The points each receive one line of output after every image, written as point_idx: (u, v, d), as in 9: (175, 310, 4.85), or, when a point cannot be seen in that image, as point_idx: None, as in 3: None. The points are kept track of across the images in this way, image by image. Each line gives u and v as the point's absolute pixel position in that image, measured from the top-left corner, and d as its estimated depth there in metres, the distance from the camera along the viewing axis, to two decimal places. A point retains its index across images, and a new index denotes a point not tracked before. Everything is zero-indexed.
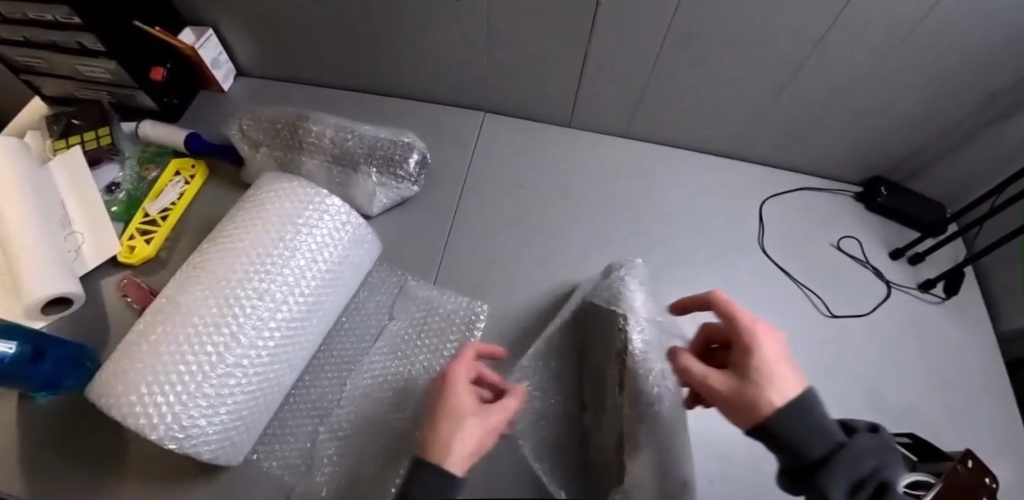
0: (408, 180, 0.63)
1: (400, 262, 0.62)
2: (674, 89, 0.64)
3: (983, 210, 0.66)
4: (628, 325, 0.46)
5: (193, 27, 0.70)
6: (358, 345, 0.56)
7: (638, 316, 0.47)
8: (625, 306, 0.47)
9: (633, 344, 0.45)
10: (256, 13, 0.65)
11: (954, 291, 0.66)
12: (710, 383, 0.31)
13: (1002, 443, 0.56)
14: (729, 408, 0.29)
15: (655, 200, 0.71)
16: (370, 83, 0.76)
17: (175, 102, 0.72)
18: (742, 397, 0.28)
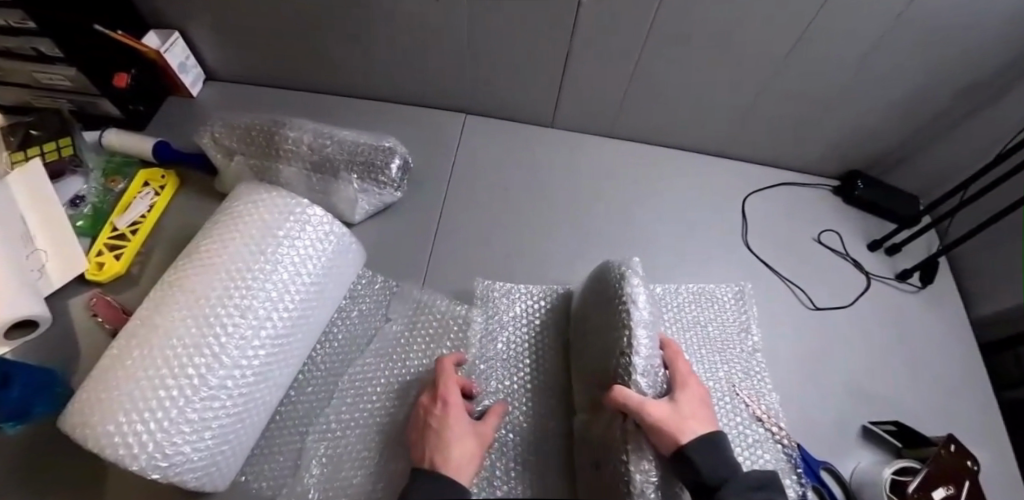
0: (392, 185, 0.60)
1: (384, 269, 0.58)
2: (658, 88, 0.64)
3: (955, 201, 0.69)
4: (630, 320, 0.41)
5: (158, 30, 0.67)
6: (343, 357, 0.53)
7: (640, 313, 0.41)
8: (626, 302, 0.42)
9: (636, 340, 0.39)
10: (225, 16, 0.63)
11: (929, 280, 0.68)
12: (648, 405, 0.35)
13: (982, 424, 0.58)
14: (659, 428, 0.34)
15: (643, 199, 0.71)
16: (348, 86, 0.74)
17: (142, 109, 0.69)
18: (677, 422, 0.35)
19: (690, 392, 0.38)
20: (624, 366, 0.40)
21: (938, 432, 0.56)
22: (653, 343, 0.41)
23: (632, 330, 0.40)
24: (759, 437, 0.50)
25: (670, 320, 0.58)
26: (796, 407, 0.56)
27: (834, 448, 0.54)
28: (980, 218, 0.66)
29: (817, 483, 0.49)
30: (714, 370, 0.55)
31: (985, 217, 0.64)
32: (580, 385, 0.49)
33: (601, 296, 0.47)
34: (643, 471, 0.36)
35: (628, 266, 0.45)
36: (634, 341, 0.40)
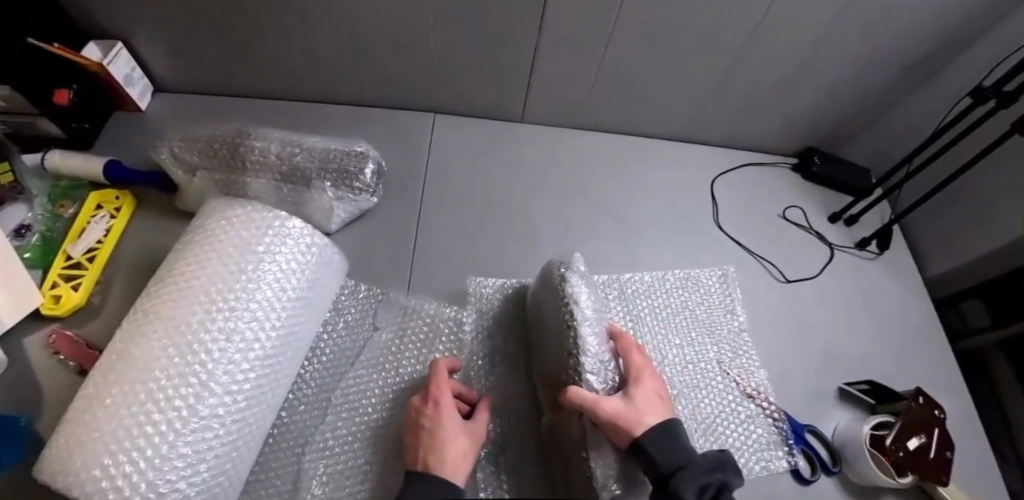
0: (367, 190, 0.57)
1: (368, 278, 0.56)
2: (626, 81, 0.65)
3: (904, 173, 0.74)
4: (575, 320, 0.45)
5: (99, 41, 0.63)
6: (334, 371, 0.51)
7: (583, 312, 0.46)
8: (569, 302, 0.46)
9: (582, 340, 0.44)
10: (173, 23, 0.59)
11: (886, 246, 0.70)
12: (603, 403, 0.39)
13: (941, 375, 0.63)
14: (613, 423, 0.38)
15: (622, 185, 0.70)
16: (310, 89, 0.70)
17: (86, 127, 0.64)
18: (632, 416, 0.38)
19: (642, 384, 0.42)
20: (574, 367, 0.44)
21: (905, 387, 0.60)
22: (600, 339, 0.45)
23: (578, 329, 0.44)
24: (751, 413, 0.54)
25: (660, 303, 0.58)
26: (783, 379, 0.58)
27: (818, 413, 0.56)
28: (926, 188, 0.71)
29: (804, 447, 0.52)
30: (704, 350, 0.56)
31: (931, 187, 0.69)
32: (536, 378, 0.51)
33: (546, 296, 0.50)
34: (603, 466, 0.41)
35: (568, 266, 0.49)
36: (581, 342, 0.44)
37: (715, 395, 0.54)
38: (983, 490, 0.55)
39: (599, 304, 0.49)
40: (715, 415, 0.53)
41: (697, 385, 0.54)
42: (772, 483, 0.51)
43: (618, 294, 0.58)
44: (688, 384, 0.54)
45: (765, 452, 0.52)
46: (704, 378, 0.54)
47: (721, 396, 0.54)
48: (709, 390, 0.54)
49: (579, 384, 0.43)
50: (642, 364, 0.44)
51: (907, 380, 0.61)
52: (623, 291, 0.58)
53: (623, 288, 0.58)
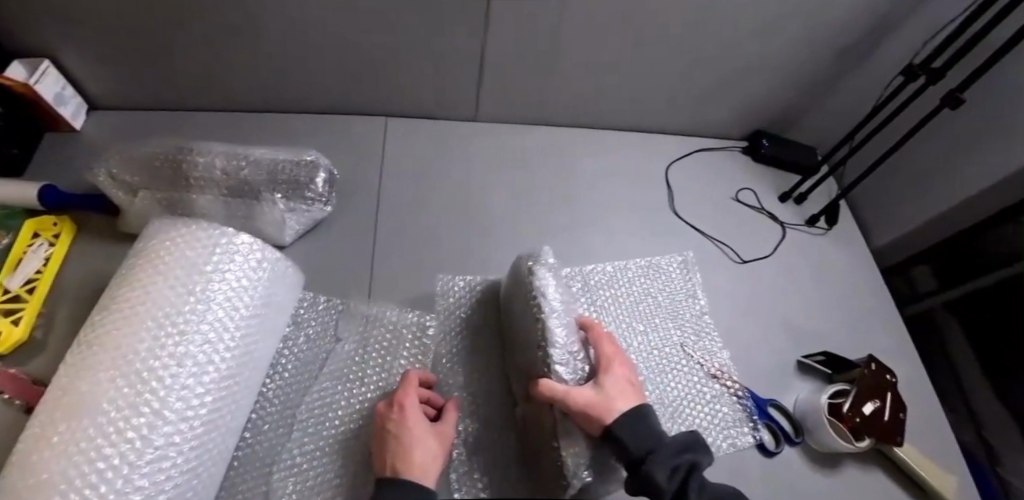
0: (320, 200, 0.56)
1: (324, 289, 0.54)
2: (577, 75, 0.66)
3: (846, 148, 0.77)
4: (544, 313, 0.45)
5: (23, 59, 0.59)
6: (297, 386, 0.50)
7: (551, 303, 0.46)
8: (537, 295, 0.46)
9: (551, 331, 0.44)
10: (100, 37, 0.56)
11: (834, 221, 0.73)
12: (574, 393, 0.39)
13: (891, 341, 0.66)
14: (585, 412, 0.39)
15: (581, 179, 0.71)
16: (255, 99, 0.68)
17: (15, 151, 0.61)
18: (604, 404, 0.39)
19: (612, 373, 0.42)
20: (545, 359, 0.44)
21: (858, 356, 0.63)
22: (568, 330, 0.45)
23: (547, 322, 0.44)
24: (715, 393, 0.55)
25: (624, 293, 0.59)
26: (742, 357, 0.60)
27: (777, 385, 0.59)
28: (867, 164, 0.74)
29: (768, 420, 0.54)
30: (669, 333, 0.58)
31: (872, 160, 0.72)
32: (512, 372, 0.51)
33: (519, 292, 0.50)
34: (575, 455, 0.41)
35: (537, 260, 0.49)
36: (550, 334, 0.44)
37: (682, 376, 0.55)
38: (933, 446, 0.59)
39: (568, 296, 0.49)
40: (677, 400, 0.54)
41: (664, 368, 0.55)
42: (741, 460, 0.53)
43: (583, 287, 0.58)
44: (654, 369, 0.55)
45: (730, 429, 0.54)
46: (669, 362, 0.56)
47: (687, 378, 0.55)
48: (675, 372, 0.55)
49: (549, 375, 0.43)
50: (612, 354, 0.45)
51: (860, 349, 0.64)
52: (586, 283, 0.58)
53: (586, 280, 0.58)
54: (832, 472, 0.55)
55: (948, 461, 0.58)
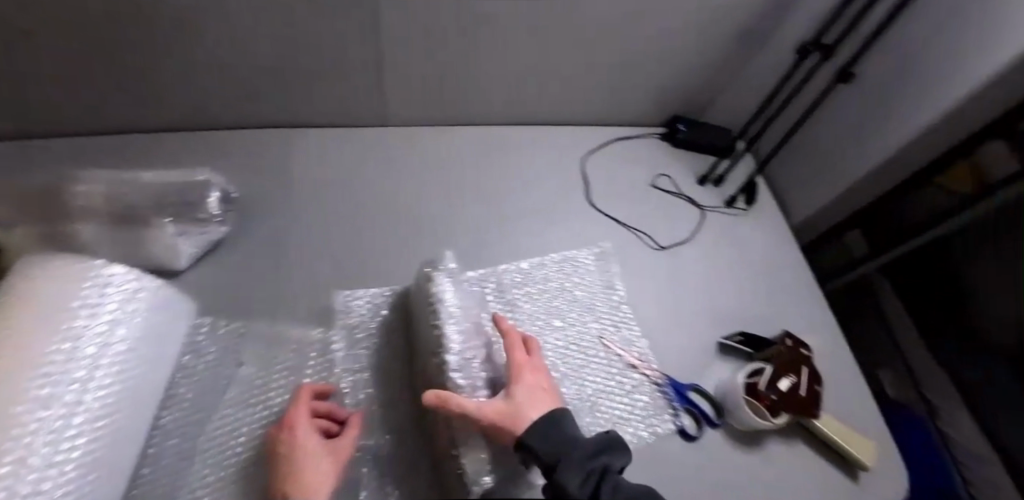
0: (214, 220, 0.54)
1: (223, 313, 0.52)
2: (485, 72, 0.64)
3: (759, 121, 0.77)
4: (440, 319, 0.44)
5: None
6: (197, 418, 0.47)
7: (448, 308, 0.45)
8: (434, 301, 0.45)
9: (446, 337, 0.43)
10: None
11: (751, 200, 0.75)
12: (484, 406, 0.38)
13: (810, 310, 0.68)
14: (497, 424, 0.38)
15: (501, 176, 0.70)
16: (134, 124, 0.62)
17: None
18: (515, 415, 0.39)
19: (525, 382, 0.42)
20: (441, 365, 0.43)
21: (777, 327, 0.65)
22: (466, 334, 0.45)
23: (442, 328, 0.43)
24: (635, 383, 0.55)
25: (539, 288, 0.59)
26: (664, 342, 0.60)
27: (701, 368, 0.59)
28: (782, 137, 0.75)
29: (688, 405, 0.55)
30: (586, 326, 0.57)
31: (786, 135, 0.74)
32: (417, 382, 0.50)
33: (419, 302, 0.48)
34: (475, 460, 0.40)
35: (437, 266, 0.48)
36: (447, 340, 0.43)
37: (601, 369, 0.55)
38: (855, 409, 0.60)
39: (467, 301, 0.48)
40: (594, 394, 0.53)
41: (581, 363, 0.55)
42: (667, 447, 0.52)
43: (496, 286, 0.57)
44: (571, 363, 0.54)
45: (651, 418, 0.53)
46: (586, 356, 0.55)
47: (605, 369, 0.55)
48: (593, 366, 0.55)
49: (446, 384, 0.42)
50: (529, 362, 0.44)
51: (779, 322, 0.65)
52: (500, 283, 0.57)
53: (499, 280, 0.58)
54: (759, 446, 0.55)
55: (868, 422, 0.60)
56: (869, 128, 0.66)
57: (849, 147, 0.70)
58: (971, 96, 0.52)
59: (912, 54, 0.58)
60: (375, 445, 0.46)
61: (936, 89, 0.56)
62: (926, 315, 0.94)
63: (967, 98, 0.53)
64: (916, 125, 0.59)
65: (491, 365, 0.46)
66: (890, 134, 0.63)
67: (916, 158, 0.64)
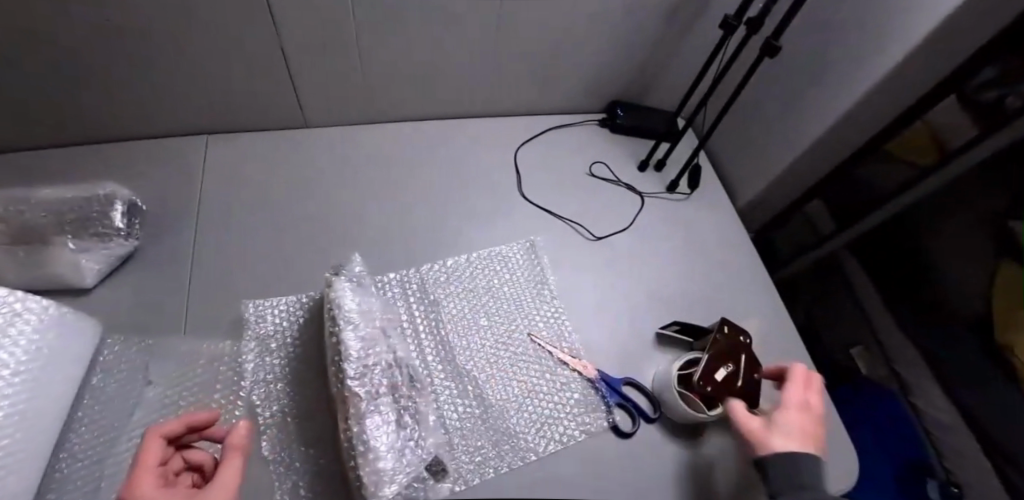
0: (119, 235, 0.52)
1: (138, 329, 0.51)
2: (414, 66, 0.65)
3: (696, 102, 0.78)
4: (338, 327, 0.42)
5: None
6: (103, 441, 0.44)
7: (346, 315, 0.43)
8: (333, 309, 0.43)
9: (343, 344, 0.41)
10: None
11: (695, 184, 0.75)
12: (744, 416, 0.46)
13: (751, 286, 0.68)
14: (754, 438, 0.44)
15: (434, 173, 0.70)
16: (54, 137, 0.60)
17: None
18: (761, 440, 0.44)
19: (796, 417, 0.46)
20: (338, 375, 0.41)
21: (714, 305, 0.65)
22: (366, 342, 0.43)
23: (339, 336, 0.41)
24: (567, 379, 0.54)
25: (464, 287, 0.58)
26: (601, 332, 0.58)
27: (637, 360, 0.57)
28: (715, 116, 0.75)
29: (620, 400, 0.52)
30: (514, 323, 0.57)
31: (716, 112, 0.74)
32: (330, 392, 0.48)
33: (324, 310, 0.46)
34: (379, 473, 0.37)
35: (341, 271, 0.46)
36: (345, 348, 0.41)
37: (529, 367, 0.54)
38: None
39: (373, 308, 0.46)
40: (518, 394, 0.51)
41: (508, 360, 0.54)
42: (602, 447, 0.50)
43: (419, 287, 0.57)
44: (497, 360, 0.53)
45: (583, 416, 0.51)
46: (513, 355, 0.54)
47: (534, 368, 0.54)
48: (520, 364, 0.54)
49: (344, 396, 0.39)
50: (809, 405, 0.48)
51: (715, 302, 0.65)
52: (423, 283, 0.57)
53: (423, 280, 0.57)
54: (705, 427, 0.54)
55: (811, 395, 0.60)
56: (803, 102, 0.67)
57: (786, 122, 0.70)
58: (904, 59, 0.52)
59: (836, 23, 0.59)
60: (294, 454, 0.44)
61: (863, 57, 0.57)
62: (891, 289, 0.89)
63: (900, 62, 0.53)
64: (852, 95, 0.59)
65: (396, 366, 0.44)
66: (823, 105, 0.64)
67: (852, 129, 0.64)
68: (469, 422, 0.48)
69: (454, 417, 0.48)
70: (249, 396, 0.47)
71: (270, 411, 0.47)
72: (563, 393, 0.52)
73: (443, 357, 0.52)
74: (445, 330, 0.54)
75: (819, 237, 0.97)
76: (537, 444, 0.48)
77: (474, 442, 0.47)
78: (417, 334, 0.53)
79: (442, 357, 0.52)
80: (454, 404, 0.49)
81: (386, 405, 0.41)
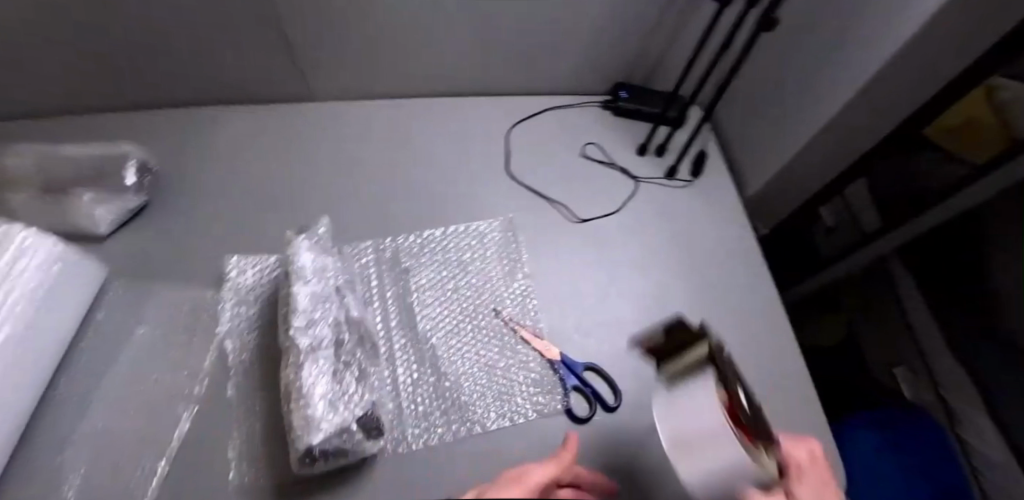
0: (129, 189, 0.57)
1: (141, 274, 0.56)
2: (406, 43, 0.64)
3: (710, 85, 0.73)
4: (295, 281, 0.45)
5: None
6: (96, 368, 0.50)
7: (302, 270, 0.46)
8: (292, 265, 0.46)
9: (295, 296, 0.44)
10: None
11: (697, 171, 0.70)
12: None
13: (753, 281, 0.63)
14: None
15: (424, 146, 0.69)
16: (91, 106, 0.65)
17: None
18: None
19: (814, 481, 0.33)
20: (287, 326, 0.43)
21: (706, 297, 0.60)
22: (318, 297, 0.45)
23: (295, 288, 0.45)
24: (526, 356, 0.52)
25: (436, 259, 0.58)
26: (570, 314, 0.57)
27: (604, 345, 0.55)
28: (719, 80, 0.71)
29: (578, 383, 0.50)
30: (480, 297, 0.56)
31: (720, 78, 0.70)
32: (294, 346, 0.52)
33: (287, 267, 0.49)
34: (314, 420, 0.38)
35: (305, 232, 0.49)
36: (297, 301, 0.44)
37: (489, 340, 0.53)
38: (792, 385, 0.55)
39: (330, 267, 0.48)
40: (473, 367, 0.51)
41: (469, 332, 0.53)
42: (550, 428, 0.48)
43: (391, 255, 0.58)
44: (456, 331, 0.53)
45: (536, 395, 0.50)
46: (474, 327, 0.54)
47: (495, 342, 0.53)
48: (480, 336, 0.53)
49: (289, 344, 0.42)
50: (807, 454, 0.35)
51: (706, 294, 0.61)
52: (396, 252, 0.58)
53: (396, 250, 0.59)
54: None
55: (804, 401, 0.54)
56: (813, 85, 0.60)
57: (795, 108, 0.63)
58: (906, 44, 0.45)
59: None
60: (250, 398, 0.48)
61: (869, 38, 0.50)
62: (941, 296, 0.83)
63: (903, 46, 0.46)
64: (856, 80, 0.52)
65: (346, 324, 0.46)
66: (830, 91, 0.57)
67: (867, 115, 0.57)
68: (419, 388, 0.49)
69: (406, 381, 0.49)
70: (223, 339, 0.51)
71: (238, 355, 0.51)
72: (521, 372, 0.51)
73: (404, 323, 0.53)
74: (410, 298, 0.55)
75: (862, 236, 0.82)
76: (483, 417, 0.48)
77: (421, 406, 0.48)
78: (384, 300, 0.54)
79: (403, 323, 0.53)
80: (408, 369, 0.50)
81: (326, 358, 0.42)
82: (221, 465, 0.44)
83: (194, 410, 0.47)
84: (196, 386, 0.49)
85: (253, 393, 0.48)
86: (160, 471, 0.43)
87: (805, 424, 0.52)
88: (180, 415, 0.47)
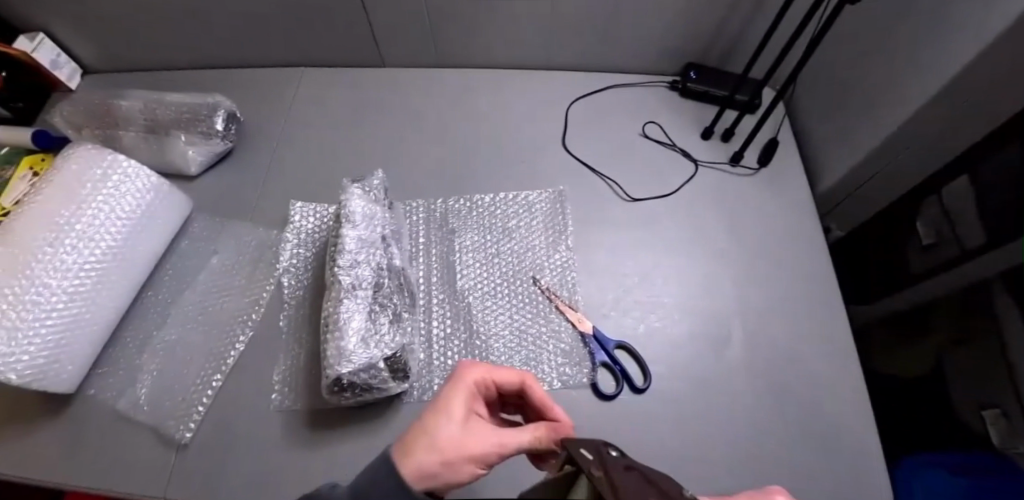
0: (215, 136, 0.63)
1: (219, 212, 0.62)
2: (465, 13, 0.64)
3: (789, 65, 0.67)
4: (346, 225, 0.48)
5: (26, 34, 0.68)
6: (175, 288, 0.56)
7: (354, 216, 0.49)
8: (344, 210, 0.49)
9: (343, 239, 0.47)
10: (56, 8, 0.64)
11: (765, 160, 0.65)
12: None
13: (815, 284, 0.57)
14: None
15: (479, 116, 0.69)
16: (196, 62, 0.74)
17: (20, 106, 0.69)
18: None
19: None
20: (334, 265, 0.46)
21: (757, 293, 0.56)
22: (364, 243, 0.48)
23: (343, 231, 0.47)
24: (559, 327, 0.52)
25: (481, 222, 0.59)
26: (608, 291, 0.55)
27: (641, 328, 0.52)
28: (796, 58, 0.65)
29: (608, 360, 0.49)
30: (519, 263, 0.57)
31: (797, 55, 0.65)
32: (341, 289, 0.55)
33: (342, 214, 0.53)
34: (348, 352, 0.41)
35: (360, 182, 0.52)
36: (344, 243, 0.47)
37: (523, 307, 0.53)
38: (848, 398, 0.50)
39: (379, 217, 0.51)
40: (504, 329, 0.52)
41: (504, 297, 0.54)
42: (571, 401, 0.47)
43: (440, 215, 0.60)
44: (492, 294, 0.54)
45: (564, 366, 0.49)
46: (510, 290, 0.54)
47: (529, 309, 0.53)
48: (514, 303, 0.53)
49: (334, 282, 0.45)
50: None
51: (758, 290, 0.56)
52: (444, 213, 0.60)
53: (444, 210, 0.60)
54: (706, 419, 0.47)
55: (859, 417, 0.49)
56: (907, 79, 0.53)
57: (883, 101, 0.57)
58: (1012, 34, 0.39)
59: None
60: (298, 331, 0.52)
61: (961, 27, 0.44)
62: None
63: (998, 38, 0.40)
64: (942, 76, 0.47)
65: (387, 271, 0.48)
66: (920, 85, 0.50)
67: (960, 116, 0.49)
68: (451, 342, 0.50)
69: (439, 333, 0.51)
70: (281, 276, 0.56)
71: (293, 292, 0.55)
72: (552, 342, 0.51)
73: (444, 280, 0.55)
74: (452, 256, 0.57)
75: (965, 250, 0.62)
76: None
77: (451, 360, 0.49)
78: (428, 256, 0.57)
79: (444, 279, 0.55)
80: (443, 323, 0.52)
81: (364, 299, 0.45)
82: (266, 387, 0.48)
83: (248, 336, 0.52)
84: (252, 315, 0.54)
85: (301, 326, 0.52)
86: (214, 388, 0.49)
87: (853, 442, 0.47)
88: (236, 340, 0.52)
